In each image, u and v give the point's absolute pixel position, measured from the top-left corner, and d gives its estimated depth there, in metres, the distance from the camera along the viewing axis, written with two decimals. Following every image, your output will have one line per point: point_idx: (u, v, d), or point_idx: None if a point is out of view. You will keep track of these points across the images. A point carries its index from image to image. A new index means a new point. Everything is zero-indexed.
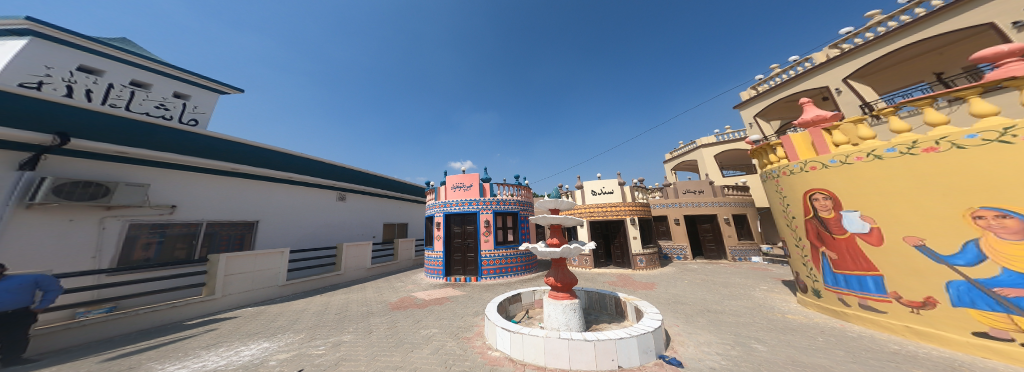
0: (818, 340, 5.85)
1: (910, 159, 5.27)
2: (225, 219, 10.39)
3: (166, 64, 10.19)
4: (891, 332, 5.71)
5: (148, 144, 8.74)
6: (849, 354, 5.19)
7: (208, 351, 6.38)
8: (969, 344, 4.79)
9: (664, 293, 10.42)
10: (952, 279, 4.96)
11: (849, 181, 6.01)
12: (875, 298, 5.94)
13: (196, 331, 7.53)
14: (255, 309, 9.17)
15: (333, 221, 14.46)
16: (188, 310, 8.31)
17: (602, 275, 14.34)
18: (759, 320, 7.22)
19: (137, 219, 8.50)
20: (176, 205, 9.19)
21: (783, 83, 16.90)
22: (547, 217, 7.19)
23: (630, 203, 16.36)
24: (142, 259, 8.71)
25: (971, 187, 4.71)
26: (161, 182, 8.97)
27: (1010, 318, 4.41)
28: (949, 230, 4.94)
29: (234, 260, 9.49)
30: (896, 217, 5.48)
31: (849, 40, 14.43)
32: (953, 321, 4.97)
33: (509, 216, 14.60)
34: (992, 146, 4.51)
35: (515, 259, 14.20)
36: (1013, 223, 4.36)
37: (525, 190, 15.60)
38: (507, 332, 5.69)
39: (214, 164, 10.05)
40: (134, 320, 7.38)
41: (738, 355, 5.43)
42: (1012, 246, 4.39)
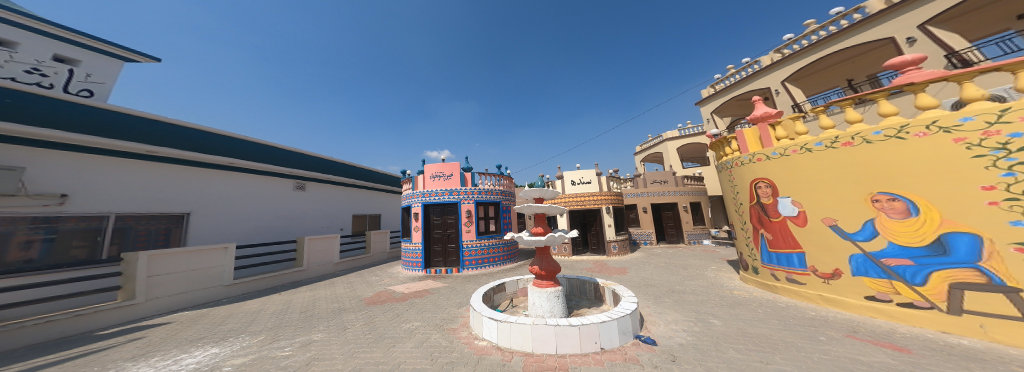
0: (758, 312, 6.44)
1: (832, 151, 5.81)
2: (142, 211, 8.81)
3: (34, 18, 8.13)
4: (807, 300, 6.46)
5: (18, 116, 6.93)
6: (785, 321, 5.79)
7: (135, 363, 5.41)
8: (862, 306, 5.58)
9: (635, 277, 10.91)
10: (853, 253, 5.67)
11: (786, 170, 6.53)
12: (798, 272, 6.64)
13: (115, 341, 6.38)
14: (194, 313, 8.03)
15: (289, 214, 12.98)
16: (102, 319, 6.98)
17: (579, 262, 14.68)
18: (713, 297, 7.82)
19: (12, 211, 6.86)
20: (69, 194, 7.56)
21: (738, 83, 18.05)
22: (534, 206, 6.95)
23: (606, 193, 16.83)
24: (22, 261, 7.05)
25: (872, 175, 5.33)
26: (42, 164, 7.27)
27: (891, 284, 5.24)
28: (853, 212, 5.60)
29: (157, 258, 8.05)
30: (817, 201, 6.08)
31: (790, 46, 15.68)
32: (853, 288, 5.72)
33: (491, 206, 14.18)
34: (890, 141, 5.12)
35: (498, 249, 13.87)
36: (900, 205, 5.05)
37: (507, 180, 15.17)
38: (493, 320, 5.51)
39: (125, 145, 8.35)
40: (21, 334, 5.99)
41: (701, 331, 5.79)
42: (897, 224, 5.10)
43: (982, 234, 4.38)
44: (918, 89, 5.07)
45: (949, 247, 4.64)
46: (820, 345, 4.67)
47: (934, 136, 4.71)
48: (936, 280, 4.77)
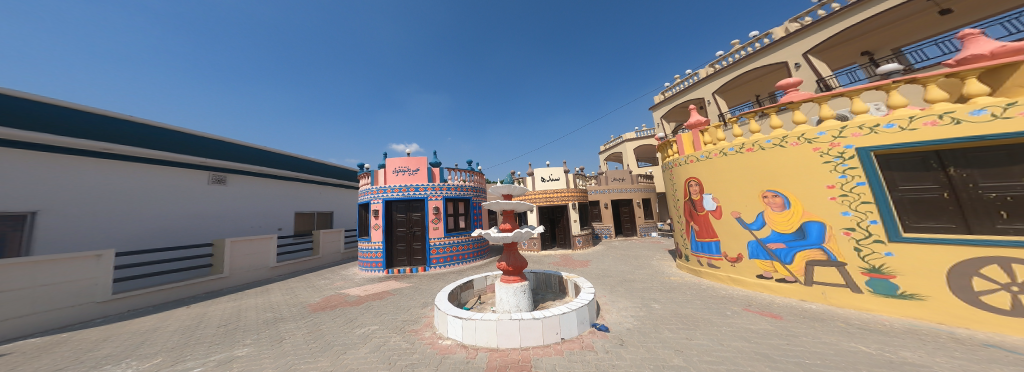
0: (687, 294, 7.22)
1: (738, 156, 6.55)
2: None
3: None
4: (720, 281, 7.35)
5: None
6: (704, 301, 6.65)
7: None
8: (756, 284, 6.52)
9: (595, 269, 11.50)
10: (749, 240, 6.55)
11: (707, 170, 7.27)
12: (714, 257, 7.49)
13: None
14: (44, 342, 5.65)
15: (201, 211, 10.01)
16: None
17: (547, 257, 14.75)
18: (655, 284, 8.60)
19: None
20: None
21: (678, 91, 18.56)
22: (501, 202, 6.57)
23: (573, 189, 17.38)
24: None
25: (764, 175, 6.15)
26: None
27: (774, 264, 6.17)
28: (750, 206, 6.43)
29: None
30: (726, 196, 6.87)
31: (719, 61, 16.15)
32: (750, 269, 6.63)
33: (460, 203, 13.00)
34: (778, 148, 5.90)
35: (468, 246, 12.74)
36: (781, 201, 5.90)
37: (478, 176, 14.16)
38: (458, 319, 5.20)
39: None
40: None
41: (646, 315, 6.30)
42: (778, 216, 5.98)
43: (825, 221, 5.40)
44: (796, 107, 6.15)
45: (805, 232, 5.66)
46: (725, 319, 5.48)
47: (803, 145, 5.56)
48: (800, 259, 5.78)
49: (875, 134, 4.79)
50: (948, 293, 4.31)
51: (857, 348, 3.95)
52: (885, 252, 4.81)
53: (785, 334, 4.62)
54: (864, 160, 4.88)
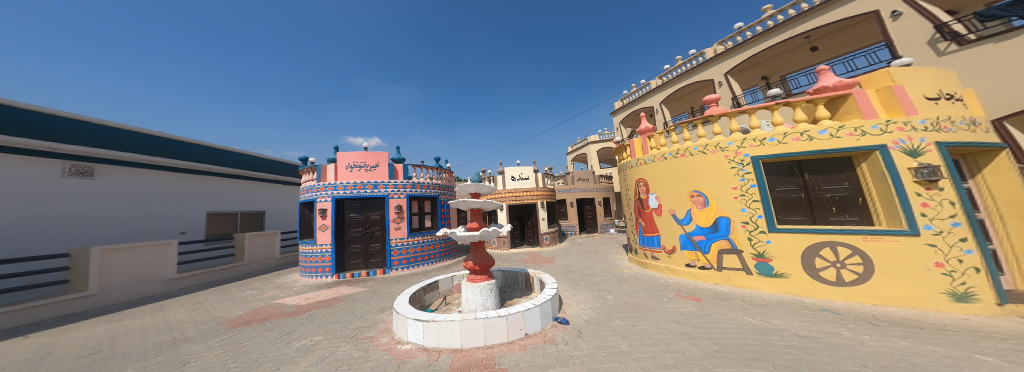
0: (634, 283, 6.79)
1: (670, 161, 6.46)
2: None
3: None
4: (654, 270, 7.21)
5: None
6: (643, 283, 6.64)
7: None
8: (681, 274, 6.47)
9: (559, 266, 10.10)
10: (677, 234, 6.48)
11: (647, 169, 7.09)
12: (650, 249, 7.33)
13: None
14: None
15: (49, 213, 6.56)
16: None
17: (515, 255, 12.31)
18: (606, 275, 8.07)
19: None
20: None
21: (634, 97, 15.96)
22: (468, 202, 5.20)
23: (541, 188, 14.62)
24: None
25: (692, 176, 6.10)
26: None
27: (697, 256, 6.15)
28: (678, 202, 6.34)
29: None
30: (661, 192, 6.74)
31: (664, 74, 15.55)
32: (677, 261, 6.56)
33: (429, 201, 9.71)
34: (706, 155, 5.88)
35: (440, 247, 9.58)
36: (703, 199, 5.90)
37: (448, 173, 10.60)
38: (418, 322, 4.10)
39: None
40: None
41: (603, 307, 5.74)
42: (702, 213, 5.96)
43: (731, 215, 5.59)
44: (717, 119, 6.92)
45: (718, 226, 5.76)
46: (663, 305, 5.36)
47: (717, 153, 5.72)
48: (715, 250, 5.84)
49: (765, 145, 5.21)
50: (816, 273, 4.72)
51: (758, 324, 4.27)
52: (768, 241, 5.16)
53: (707, 315, 4.74)
54: (754, 166, 5.30)
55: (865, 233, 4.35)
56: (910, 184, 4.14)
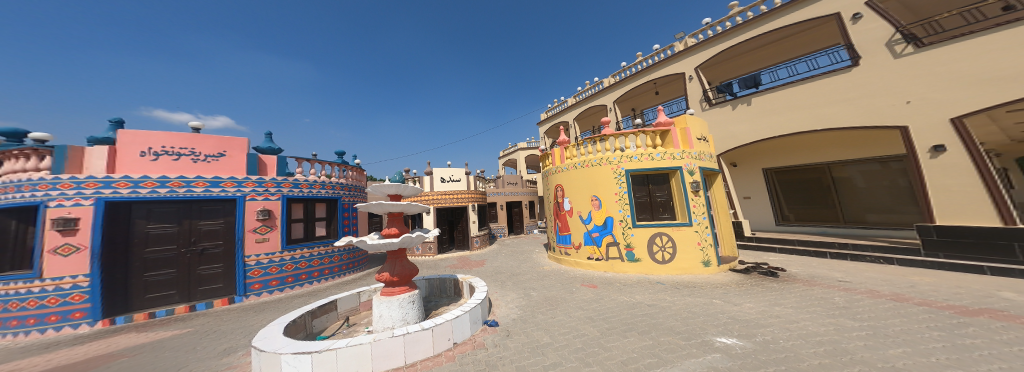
0: (548, 277, 6.41)
1: (578, 170, 7.26)
2: None
3: None
4: (561, 262, 7.80)
5: None
6: (559, 277, 6.39)
7: None
8: (581, 265, 7.18)
9: (493, 265, 7.72)
10: (580, 232, 7.26)
11: (562, 176, 7.71)
12: (560, 246, 7.86)
13: None
14: None
15: None
16: None
17: (442, 258, 9.05)
18: (527, 268, 7.37)
19: None
20: None
21: (555, 111, 16.73)
22: (386, 205, 3.46)
23: (476, 192, 10.86)
24: None
25: (593, 182, 6.98)
26: None
27: (594, 250, 7.00)
28: (581, 204, 7.20)
29: None
30: (571, 195, 7.42)
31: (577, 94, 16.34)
32: (579, 255, 7.27)
33: (322, 205, 7.26)
34: (599, 167, 6.89)
35: (336, 261, 7.26)
36: (599, 202, 6.86)
37: (351, 170, 8.23)
38: (304, 355, 2.52)
39: None
40: None
41: (533, 302, 4.73)
42: (598, 214, 6.91)
43: (613, 215, 6.71)
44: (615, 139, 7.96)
45: (607, 225, 6.78)
46: (572, 295, 5.09)
47: (607, 166, 6.78)
48: (605, 244, 6.81)
49: (633, 161, 6.59)
50: (657, 256, 6.31)
51: (626, 301, 4.83)
52: (632, 234, 6.49)
53: (600, 300, 4.87)
54: (627, 177, 6.60)
55: (676, 226, 6.24)
56: (691, 194, 6.33)
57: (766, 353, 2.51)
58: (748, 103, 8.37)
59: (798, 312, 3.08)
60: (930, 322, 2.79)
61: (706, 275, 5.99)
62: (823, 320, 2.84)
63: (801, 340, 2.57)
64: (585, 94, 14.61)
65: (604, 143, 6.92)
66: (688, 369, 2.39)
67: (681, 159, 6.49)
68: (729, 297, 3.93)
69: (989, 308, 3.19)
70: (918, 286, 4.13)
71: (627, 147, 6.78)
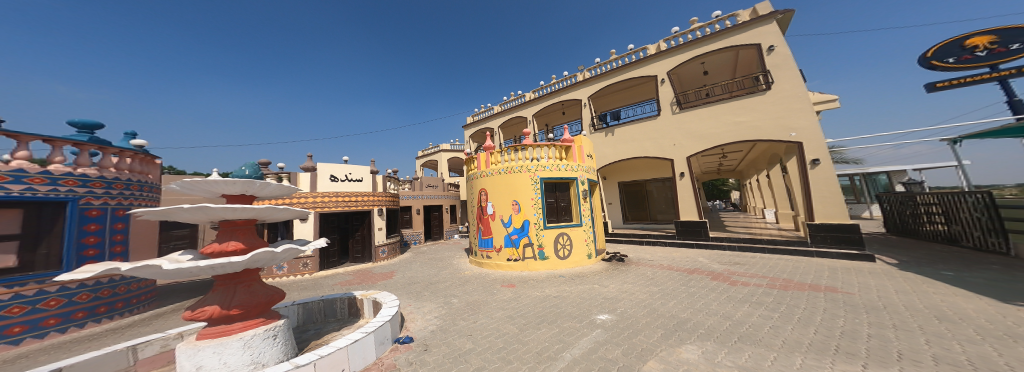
0: (472, 282, 6.46)
1: (502, 177, 7.56)
2: None
3: None
4: (482, 265, 7.88)
5: None
6: (480, 281, 6.54)
7: None
8: (503, 266, 7.38)
9: (413, 276, 7.21)
10: (503, 235, 7.46)
11: (488, 182, 7.84)
12: (484, 250, 7.86)
13: None
14: None
15: None
16: None
17: (337, 274, 7.90)
18: (449, 275, 7.21)
19: None
20: None
21: (480, 117, 17.07)
22: (228, 209, 2.38)
23: (382, 193, 9.66)
24: None
25: (515, 190, 7.41)
26: None
27: (515, 251, 7.31)
28: (503, 208, 7.50)
29: None
30: (495, 201, 7.63)
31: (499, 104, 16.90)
32: (502, 257, 7.45)
33: (9, 213, 3.63)
34: (521, 174, 7.41)
35: (53, 307, 3.82)
36: (518, 207, 7.35)
37: (113, 153, 4.62)
38: None
39: None
40: None
41: (455, 309, 4.56)
42: (517, 217, 7.35)
43: (530, 219, 7.29)
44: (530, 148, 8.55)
45: (524, 227, 7.29)
46: (493, 297, 5.19)
47: (526, 173, 7.39)
48: (524, 245, 7.26)
49: (546, 171, 7.46)
50: (560, 253, 7.29)
51: (539, 295, 5.32)
52: (543, 234, 7.26)
53: (518, 298, 5.14)
54: (541, 184, 7.41)
55: (572, 226, 7.48)
56: (582, 200, 7.77)
57: (626, 321, 3.33)
58: (612, 134, 10.44)
59: (639, 287, 4.20)
60: (712, 285, 4.14)
61: (590, 265, 7.42)
62: (648, 289, 4.00)
63: (639, 307, 3.52)
64: (508, 105, 15.41)
65: (523, 152, 7.50)
66: (581, 347, 2.90)
67: (578, 171, 7.90)
68: (604, 281, 4.95)
69: (742, 271, 4.88)
70: (731, 262, 5.80)
71: (541, 158, 7.59)
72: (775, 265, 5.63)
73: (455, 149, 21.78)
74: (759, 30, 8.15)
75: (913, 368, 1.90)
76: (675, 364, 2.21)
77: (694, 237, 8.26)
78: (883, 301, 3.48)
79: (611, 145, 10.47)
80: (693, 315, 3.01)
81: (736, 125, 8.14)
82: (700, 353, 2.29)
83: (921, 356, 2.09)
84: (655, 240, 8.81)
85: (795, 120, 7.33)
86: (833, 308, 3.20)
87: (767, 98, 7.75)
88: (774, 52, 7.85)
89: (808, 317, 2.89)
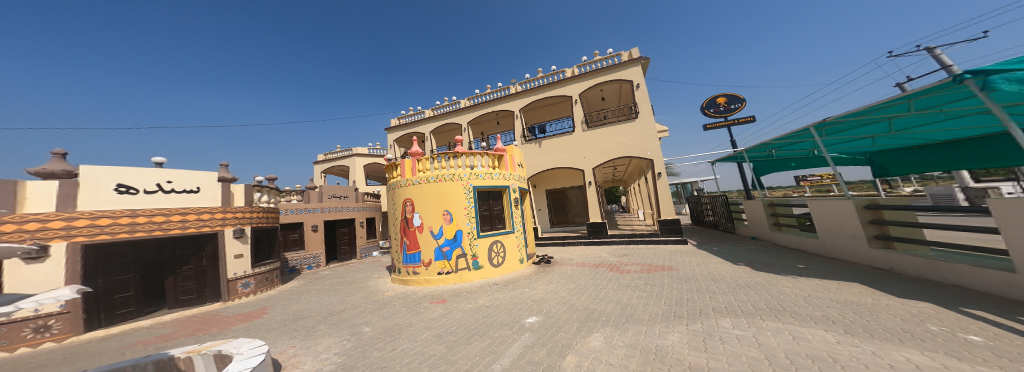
0: (394, 303, 5.93)
1: (433, 185, 7.29)
2: None
3: None
4: (410, 283, 7.31)
5: None
6: (405, 300, 6.07)
7: None
8: (435, 281, 7.04)
9: (317, 302, 6.14)
10: (433, 247, 7.14)
11: (417, 192, 7.41)
12: (413, 266, 7.30)
13: None
14: None
15: None
16: None
17: (145, 330, 4.95)
18: (366, 298, 6.46)
19: None
20: None
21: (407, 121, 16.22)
22: None
23: (241, 209, 6.74)
24: None
25: (446, 199, 7.24)
26: None
27: (447, 263, 7.07)
28: (433, 219, 7.22)
29: None
30: (425, 212, 7.27)
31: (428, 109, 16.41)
32: (433, 270, 7.09)
33: None
34: (452, 182, 7.31)
35: None
36: (450, 217, 7.19)
37: None
38: None
39: None
40: None
41: (377, 335, 4.17)
42: (449, 228, 7.19)
43: (462, 228, 7.23)
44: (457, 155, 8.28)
45: (456, 238, 7.16)
46: (420, 317, 4.89)
47: (458, 182, 7.34)
48: (456, 257, 7.10)
49: (479, 179, 7.58)
50: (493, 261, 7.41)
51: (471, 306, 5.31)
52: (477, 244, 7.27)
53: (448, 313, 5.00)
54: (474, 192, 7.48)
55: (504, 233, 7.75)
56: (513, 207, 8.15)
57: (549, 322, 3.57)
58: (540, 145, 11.25)
59: (557, 286, 4.62)
60: (611, 276, 4.83)
61: (522, 270, 7.77)
62: (566, 287, 4.44)
63: (560, 305, 3.87)
64: (439, 111, 15.16)
65: (456, 160, 7.43)
66: (511, 355, 3.02)
67: (510, 179, 8.27)
68: (533, 284, 5.26)
69: (630, 261, 5.88)
70: (633, 255, 6.85)
71: (474, 166, 7.65)
72: (653, 253, 6.96)
73: (372, 154, 19.84)
74: (633, 69, 10.23)
75: (738, 325, 2.57)
76: (587, 354, 2.51)
77: (601, 236, 9.47)
78: (724, 272, 4.63)
79: (538, 155, 11.27)
80: (598, 305, 3.49)
81: (632, 143, 9.80)
82: (603, 340, 2.66)
83: (740, 313, 2.86)
84: (573, 241, 9.78)
85: (650, 143, 9.55)
86: (694, 284, 4.09)
87: (635, 125, 9.82)
88: (640, 88, 9.99)
89: (664, 293, 3.70)
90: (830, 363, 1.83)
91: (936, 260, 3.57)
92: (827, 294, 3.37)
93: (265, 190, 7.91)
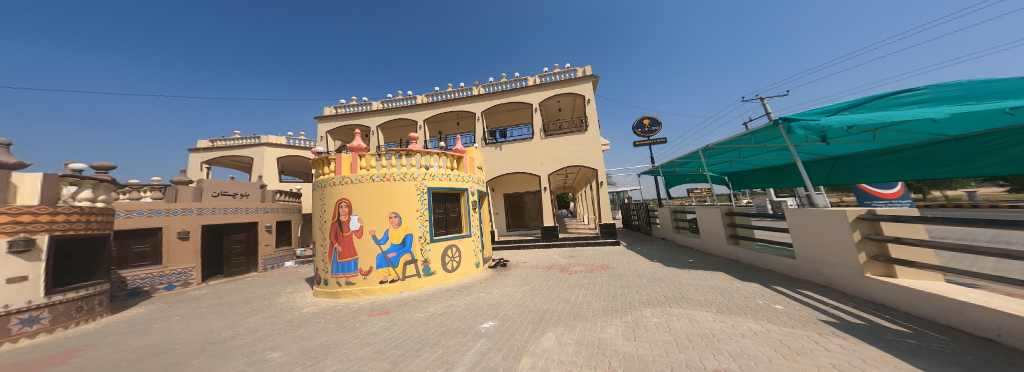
0: (320, 318, 5.30)
1: (379, 184, 6.81)
2: None
3: None
4: (343, 294, 6.58)
5: None
6: (332, 316, 5.44)
7: None
8: (377, 290, 6.53)
9: (217, 321, 5.15)
10: (376, 253, 6.64)
11: (358, 191, 6.79)
12: (349, 275, 6.60)
13: None
14: None
15: None
16: None
17: None
18: (282, 313, 5.65)
19: None
20: None
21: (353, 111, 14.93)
22: None
23: (43, 209, 4.52)
24: None
25: (394, 201, 6.83)
26: None
27: (392, 270, 6.66)
28: (377, 222, 6.71)
29: None
30: (367, 214, 6.70)
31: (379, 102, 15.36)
32: (376, 278, 6.58)
33: None
34: (401, 182, 6.95)
35: None
36: (398, 220, 6.80)
37: None
38: None
39: None
40: None
41: (311, 352, 3.75)
42: (398, 232, 6.79)
43: (413, 232, 6.92)
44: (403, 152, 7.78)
45: (405, 243, 6.81)
46: (354, 333, 4.47)
47: (410, 182, 7.02)
48: (404, 262, 6.75)
49: (433, 180, 7.35)
50: (446, 267, 7.22)
51: (419, 316, 5.08)
52: (429, 249, 7.02)
53: (391, 326, 4.72)
54: (429, 194, 7.24)
55: (461, 237, 7.67)
56: (471, 210, 8.08)
57: (505, 327, 3.60)
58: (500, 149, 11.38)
59: (512, 289, 4.73)
60: (562, 277, 5.08)
61: (477, 274, 7.73)
62: (524, 289, 4.55)
63: (516, 307, 3.95)
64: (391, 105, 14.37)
65: (407, 158, 7.10)
66: (465, 363, 2.99)
67: (468, 182, 8.19)
68: (489, 288, 5.27)
69: (578, 262, 6.27)
70: (584, 255, 7.33)
71: (431, 166, 7.41)
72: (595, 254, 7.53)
73: (291, 144, 16.99)
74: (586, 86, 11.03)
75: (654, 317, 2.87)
76: (541, 355, 2.61)
77: (551, 240, 9.90)
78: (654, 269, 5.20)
79: (497, 159, 11.37)
80: (551, 305, 3.65)
81: (585, 153, 10.49)
82: (555, 339, 2.79)
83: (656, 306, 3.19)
84: (525, 244, 10.08)
85: (595, 154, 10.36)
86: (626, 281, 4.50)
87: (584, 136, 10.56)
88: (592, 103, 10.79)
89: (607, 290, 3.99)
90: (712, 338, 2.26)
91: (759, 253, 4.96)
92: (707, 282, 4.08)
93: (88, 183, 5.29)
